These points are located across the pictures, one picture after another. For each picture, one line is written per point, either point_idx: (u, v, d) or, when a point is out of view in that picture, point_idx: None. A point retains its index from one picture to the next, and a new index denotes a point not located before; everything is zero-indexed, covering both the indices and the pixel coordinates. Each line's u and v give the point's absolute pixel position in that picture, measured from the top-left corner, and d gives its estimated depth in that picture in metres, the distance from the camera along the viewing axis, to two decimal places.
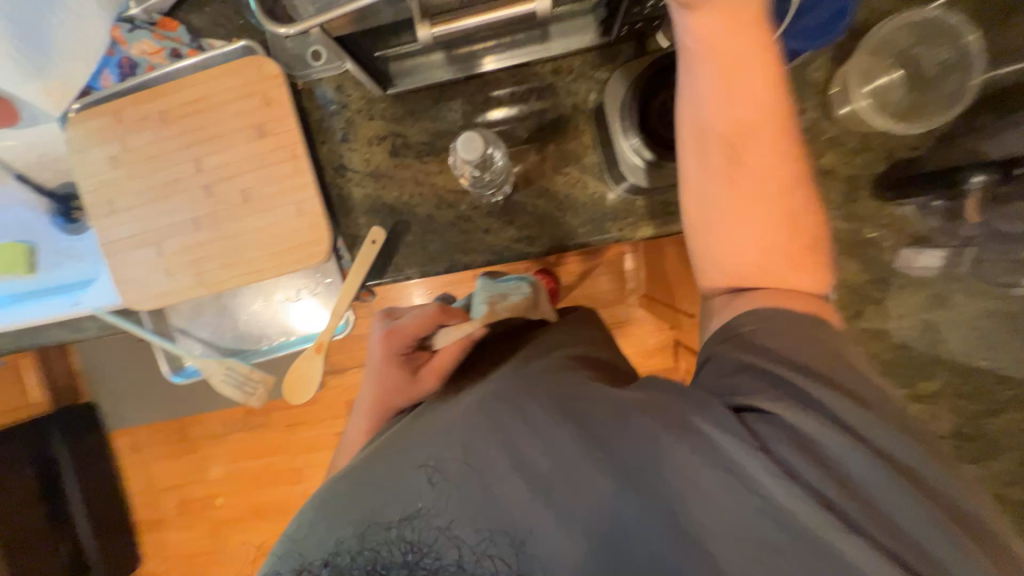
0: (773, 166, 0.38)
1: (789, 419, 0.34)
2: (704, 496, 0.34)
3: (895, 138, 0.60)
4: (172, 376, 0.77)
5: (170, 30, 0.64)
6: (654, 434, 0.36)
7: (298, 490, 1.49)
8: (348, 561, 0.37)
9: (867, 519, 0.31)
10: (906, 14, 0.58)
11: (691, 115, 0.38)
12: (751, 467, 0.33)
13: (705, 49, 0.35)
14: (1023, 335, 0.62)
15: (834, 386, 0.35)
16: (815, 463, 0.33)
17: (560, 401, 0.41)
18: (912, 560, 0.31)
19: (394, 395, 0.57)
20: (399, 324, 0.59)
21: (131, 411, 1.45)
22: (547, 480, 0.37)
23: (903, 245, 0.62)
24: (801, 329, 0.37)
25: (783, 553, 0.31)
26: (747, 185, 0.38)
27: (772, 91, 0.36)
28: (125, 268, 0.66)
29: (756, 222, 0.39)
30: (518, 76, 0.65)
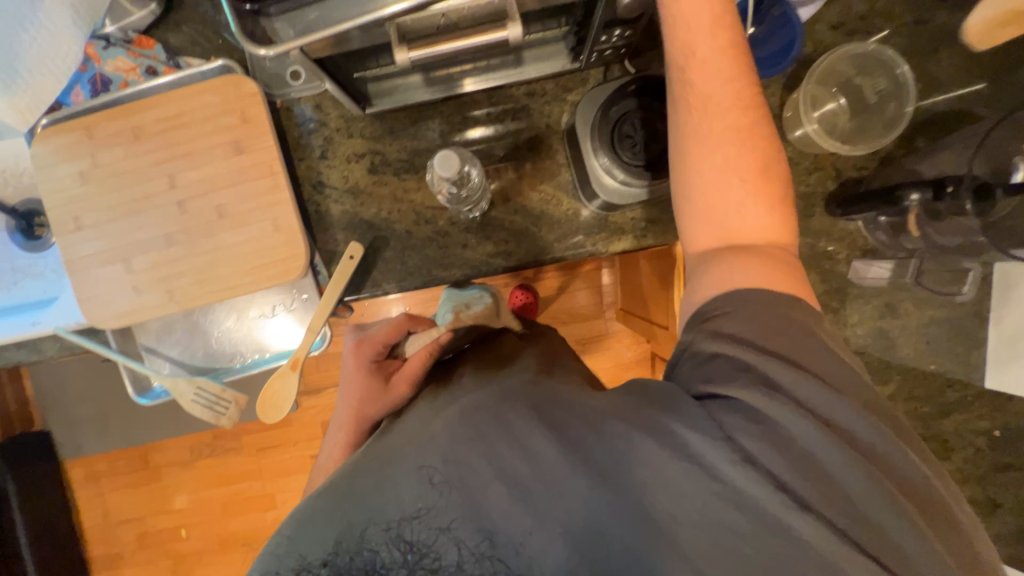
0: (749, 129, 0.47)
1: (751, 404, 0.39)
2: (673, 488, 0.38)
3: (842, 159, 0.66)
4: (137, 398, 0.74)
5: (146, 49, 0.66)
6: (627, 435, 0.40)
7: (270, 518, 1.43)
8: (347, 561, 0.40)
9: (813, 496, 0.37)
10: (846, 47, 0.62)
11: (683, 85, 0.48)
12: (714, 456, 0.38)
13: (693, 30, 0.46)
14: (968, 341, 0.66)
15: (795, 367, 0.41)
16: (772, 448, 0.38)
17: (539, 407, 0.44)
18: (853, 527, 0.37)
19: (365, 405, 0.58)
20: (368, 334, 0.63)
21: (89, 438, 1.37)
22: (530, 482, 0.40)
23: (854, 257, 0.67)
24: (766, 320, 0.43)
25: (740, 533, 0.37)
26: (730, 142, 0.47)
27: (743, 72, 0.47)
28: (90, 285, 0.64)
29: (738, 175, 0.46)
30: (494, 98, 0.68)
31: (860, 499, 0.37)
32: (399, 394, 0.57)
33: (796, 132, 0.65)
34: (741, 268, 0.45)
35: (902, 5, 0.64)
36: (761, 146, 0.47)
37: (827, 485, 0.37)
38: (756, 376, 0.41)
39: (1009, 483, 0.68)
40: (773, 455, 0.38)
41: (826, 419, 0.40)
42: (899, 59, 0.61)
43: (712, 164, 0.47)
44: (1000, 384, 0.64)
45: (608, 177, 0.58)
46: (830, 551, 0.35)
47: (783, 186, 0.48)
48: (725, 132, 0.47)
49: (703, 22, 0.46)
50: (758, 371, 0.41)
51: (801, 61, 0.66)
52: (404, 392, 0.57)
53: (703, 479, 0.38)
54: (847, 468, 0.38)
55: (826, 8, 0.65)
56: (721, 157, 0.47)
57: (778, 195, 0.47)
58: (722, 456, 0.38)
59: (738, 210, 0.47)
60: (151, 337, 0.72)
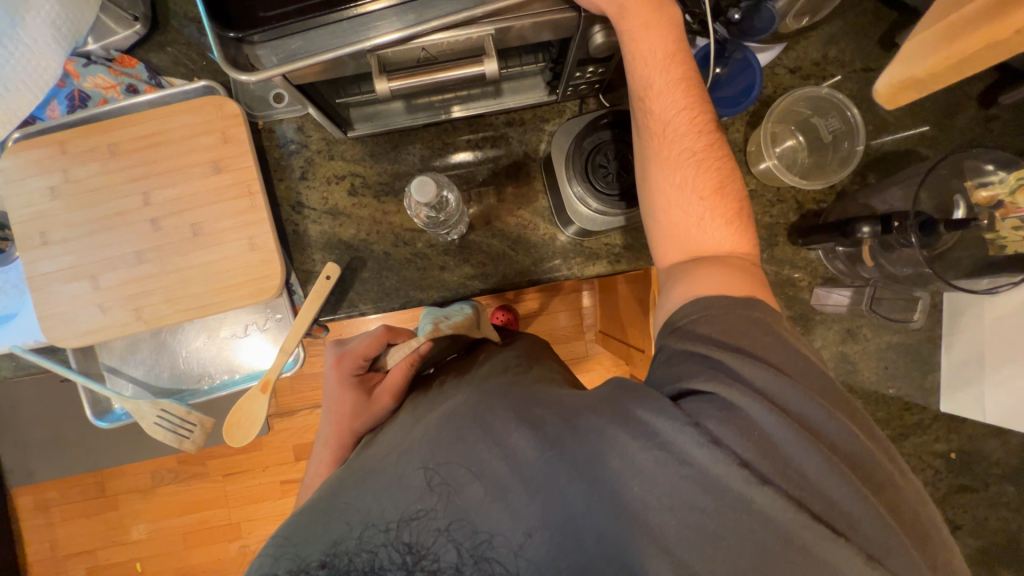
0: (705, 152, 0.51)
1: (722, 395, 0.42)
2: (646, 475, 0.40)
3: (802, 192, 0.70)
4: (96, 421, 0.71)
5: (128, 68, 0.66)
6: (602, 427, 0.42)
7: (235, 548, 1.36)
8: (347, 562, 0.40)
9: (777, 475, 0.40)
10: (802, 90, 0.66)
11: (643, 116, 0.51)
12: (682, 441, 0.40)
13: (648, 65, 0.49)
14: (920, 364, 0.70)
15: (759, 359, 0.44)
16: (736, 433, 0.41)
17: (516, 405, 0.46)
18: (815, 505, 0.40)
19: (349, 419, 0.56)
20: (349, 348, 0.62)
21: (41, 465, 1.29)
22: (507, 478, 0.42)
23: (816, 285, 0.71)
24: (730, 322, 0.46)
25: (708, 512, 0.39)
26: (687, 168, 0.51)
27: (697, 99, 0.51)
28: (52, 303, 0.62)
29: (697, 197, 0.51)
30: (474, 125, 0.70)
31: (816, 479, 0.40)
32: (384, 406, 0.57)
33: (760, 165, 0.68)
34: (706, 275, 0.49)
35: (851, 54, 0.70)
36: (715, 169, 0.51)
37: (784, 464, 0.40)
38: (720, 370, 0.43)
39: (966, 503, 0.71)
40: (738, 441, 0.40)
41: (783, 408, 0.43)
42: (850, 103, 0.66)
43: (673, 189, 0.50)
44: (953, 407, 0.68)
45: (582, 205, 0.61)
46: (788, 527, 0.38)
47: (739, 203, 0.52)
48: (683, 159, 0.50)
49: (658, 59, 0.49)
50: (721, 368, 0.44)
51: (762, 101, 0.70)
52: (387, 404, 0.57)
53: (674, 466, 0.40)
54: (802, 450, 0.40)
55: (785, 54, 0.70)
56: (681, 182, 0.50)
57: (735, 213, 0.51)
58: (691, 441, 0.40)
59: (699, 227, 0.51)
60: (114, 357, 0.70)
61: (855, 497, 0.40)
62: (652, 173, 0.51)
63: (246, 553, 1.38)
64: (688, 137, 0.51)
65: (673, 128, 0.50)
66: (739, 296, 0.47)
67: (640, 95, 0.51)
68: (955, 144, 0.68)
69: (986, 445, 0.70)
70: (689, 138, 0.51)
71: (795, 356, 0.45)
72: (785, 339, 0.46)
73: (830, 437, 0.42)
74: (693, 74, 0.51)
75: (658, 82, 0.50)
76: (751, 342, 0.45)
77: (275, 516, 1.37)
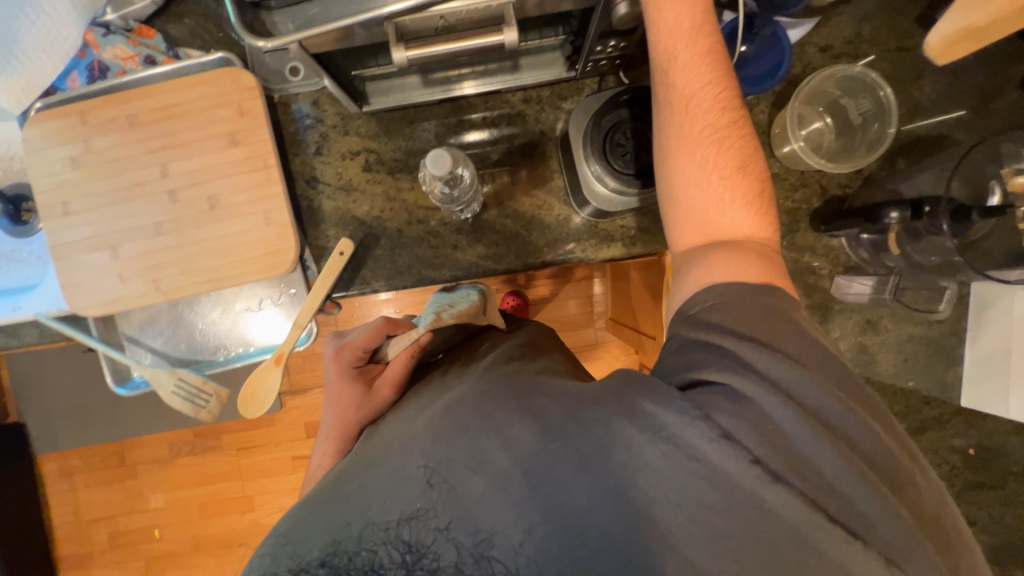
0: (728, 129, 0.49)
1: (733, 386, 0.42)
2: (653, 469, 0.40)
3: (827, 176, 0.68)
4: (115, 388, 0.72)
5: (146, 38, 0.66)
6: (606, 419, 0.42)
7: (248, 520, 1.40)
8: (346, 561, 0.40)
9: (791, 473, 0.39)
10: (832, 68, 0.63)
11: (665, 91, 0.50)
12: (690, 435, 0.40)
13: (672, 38, 0.48)
14: (942, 357, 0.68)
15: (775, 349, 0.43)
16: (749, 429, 0.40)
17: (519, 396, 0.46)
18: (830, 502, 0.39)
19: (350, 411, 0.58)
20: (347, 341, 0.62)
21: (66, 433, 1.35)
22: (511, 470, 0.41)
23: (837, 273, 0.69)
24: (748, 309, 0.45)
25: (716, 510, 0.38)
26: (710, 145, 0.49)
27: (722, 73, 0.49)
28: (73, 272, 0.63)
29: (718, 175, 0.49)
30: (490, 102, 0.69)
31: (831, 476, 0.40)
32: (384, 398, 0.58)
33: (784, 148, 0.66)
34: (727, 261, 0.47)
35: (886, 31, 0.67)
36: (738, 147, 0.49)
37: (797, 460, 0.40)
38: (733, 360, 0.43)
39: (983, 501, 0.69)
40: (750, 435, 0.40)
41: (798, 400, 0.42)
42: (883, 81, 0.62)
43: (692, 168, 0.49)
44: (974, 402, 0.66)
45: (599, 184, 0.59)
46: (800, 524, 0.38)
47: (761, 183, 0.50)
48: (704, 136, 0.49)
49: (684, 31, 0.48)
50: (734, 357, 0.43)
51: (789, 80, 0.67)
52: (388, 395, 0.58)
53: (682, 460, 0.39)
54: (815, 445, 0.40)
55: (815, 31, 0.67)
56: (702, 160, 0.49)
57: (756, 194, 0.50)
58: (700, 436, 0.39)
59: (718, 210, 0.49)
60: (133, 326, 0.71)
61: (873, 496, 0.40)
62: (672, 151, 0.50)
63: (258, 525, 1.42)
64: (711, 113, 0.49)
65: (696, 103, 0.49)
66: (756, 282, 0.46)
67: (664, 69, 0.49)
68: (993, 128, 0.65)
69: (1007, 442, 0.68)
70: (712, 114, 0.49)
71: (813, 344, 0.44)
72: (803, 327, 0.45)
73: (845, 426, 0.42)
74: (719, 48, 0.49)
75: (682, 55, 0.48)
76: (767, 331, 0.44)
77: (286, 491, 1.40)
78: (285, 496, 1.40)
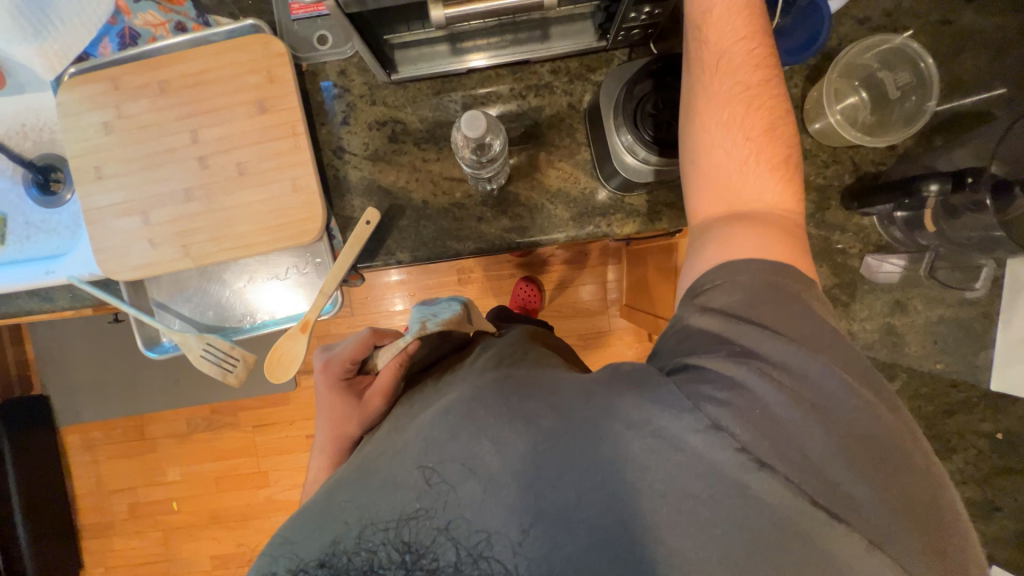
0: (759, 88, 0.48)
1: (721, 371, 0.42)
2: (639, 463, 0.40)
3: (862, 152, 0.66)
4: (146, 352, 0.73)
5: (176, 5, 0.66)
6: (594, 419, 0.42)
7: (263, 496, 1.43)
8: (347, 561, 0.41)
9: (779, 460, 0.39)
10: (872, 39, 0.62)
11: (698, 47, 0.49)
12: (678, 427, 0.40)
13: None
14: (973, 340, 0.67)
15: (779, 334, 0.43)
16: (739, 418, 0.40)
17: (507, 399, 0.45)
18: (816, 489, 0.39)
19: (345, 422, 0.62)
20: (335, 354, 0.66)
21: (91, 405, 1.40)
22: (500, 474, 0.42)
23: (867, 253, 0.67)
24: (755, 291, 0.45)
25: (700, 499, 0.39)
26: (739, 103, 0.48)
27: (757, 31, 0.48)
28: (106, 236, 0.65)
29: (745, 137, 0.48)
30: (517, 74, 0.68)
31: (818, 458, 0.40)
32: (374, 408, 0.61)
33: (816, 124, 0.65)
34: (744, 236, 0.47)
35: (928, 3, 0.65)
36: (766, 109, 0.48)
37: (784, 443, 0.40)
38: (736, 346, 0.44)
39: (1010, 487, 0.68)
40: (739, 423, 0.40)
41: (798, 384, 0.42)
42: (926, 53, 0.60)
43: (718, 127, 0.48)
44: (1005, 386, 0.65)
45: (630, 155, 0.59)
46: (784, 510, 0.38)
47: (788, 149, 0.49)
48: (733, 93, 0.48)
49: None
50: (734, 343, 0.44)
51: (825, 54, 0.66)
52: (378, 404, 0.61)
53: (669, 452, 0.40)
54: (804, 429, 0.40)
55: (853, 3, 0.65)
56: (729, 119, 0.48)
57: (782, 159, 0.48)
58: (688, 427, 0.40)
59: (740, 173, 0.48)
60: (163, 292, 0.72)
61: (859, 478, 0.39)
62: (699, 107, 0.48)
63: (272, 502, 1.45)
64: (743, 71, 0.48)
65: (729, 59, 0.48)
66: (770, 261, 0.46)
67: (697, 24, 0.49)
68: None
69: None
70: (744, 72, 0.48)
71: (822, 326, 0.44)
72: (812, 309, 0.45)
73: (837, 409, 0.41)
74: (756, 5, 0.48)
75: (718, 9, 0.48)
76: (773, 313, 0.44)
77: (300, 468, 1.43)
78: (299, 474, 1.43)
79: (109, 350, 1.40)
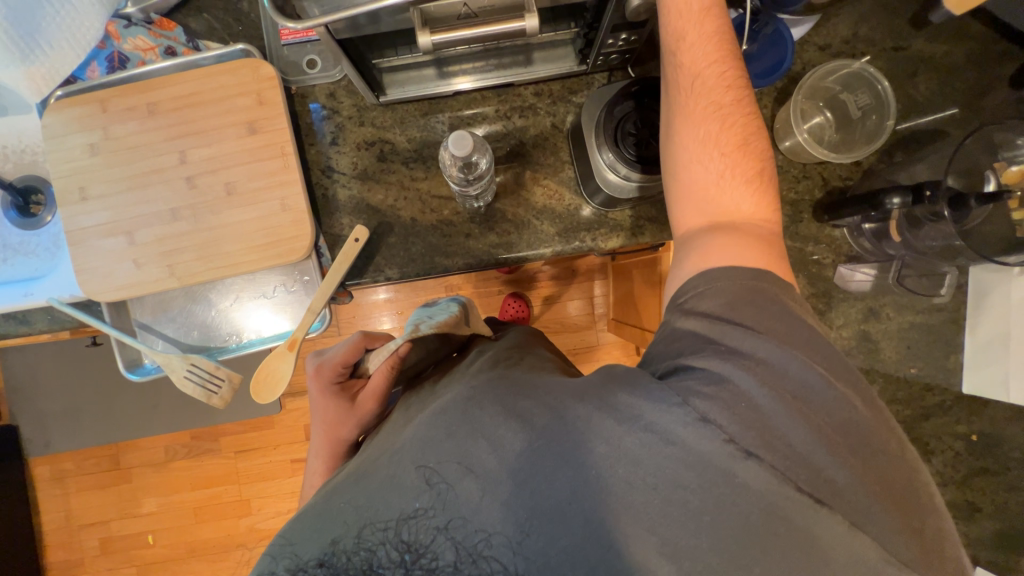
0: (732, 107, 0.51)
1: (710, 368, 0.43)
2: (630, 457, 0.40)
3: (829, 169, 0.70)
4: (127, 373, 0.72)
5: (166, 30, 0.68)
6: (588, 415, 0.42)
7: (244, 525, 1.38)
8: (346, 560, 0.41)
9: (765, 451, 0.40)
10: (831, 64, 0.66)
11: (674, 71, 0.52)
12: (666, 421, 0.41)
13: (681, 21, 0.50)
14: (943, 343, 0.70)
15: (760, 333, 0.45)
16: (725, 410, 0.41)
17: (504, 399, 0.45)
18: (800, 477, 0.40)
19: (338, 426, 0.62)
20: (327, 358, 0.64)
21: (63, 435, 1.35)
22: (497, 470, 0.42)
23: (840, 262, 0.71)
24: (735, 292, 0.47)
25: (690, 490, 0.39)
26: (714, 122, 0.50)
27: (728, 55, 0.51)
28: (89, 257, 0.64)
29: (721, 153, 0.50)
30: (502, 96, 0.71)
31: (802, 449, 0.41)
32: (367, 410, 0.61)
33: (786, 142, 0.69)
34: (722, 243, 0.49)
35: (882, 32, 0.70)
36: (740, 125, 0.51)
37: (768, 433, 0.41)
38: (721, 346, 0.45)
39: (985, 486, 0.70)
40: (724, 415, 0.41)
41: (779, 378, 0.43)
42: (882, 76, 0.65)
43: (696, 143, 0.50)
44: (975, 388, 0.68)
45: (611, 172, 0.61)
46: (770, 495, 0.39)
47: (762, 162, 0.51)
48: (708, 111, 0.50)
49: (693, 13, 0.50)
50: (721, 342, 0.45)
51: (790, 77, 0.70)
52: (370, 407, 0.61)
53: (659, 445, 0.40)
54: (787, 418, 0.41)
55: (815, 31, 0.70)
56: (705, 136, 0.50)
57: (756, 171, 0.51)
58: (678, 420, 0.41)
59: (710, 182, 0.50)
60: (146, 312, 0.71)
61: (839, 464, 0.41)
62: (677, 126, 0.51)
63: (253, 532, 1.39)
64: (716, 93, 0.51)
65: (703, 82, 0.51)
66: (747, 266, 0.48)
67: (672, 52, 0.52)
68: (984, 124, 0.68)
69: (1009, 429, 0.69)
70: (717, 93, 0.51)
71: (800, 325, 0.46)
72: (790, 308, 0.46)
73: (817, 400, 0.43)
74: (726, 32, 0.51)
75: (690, 37, 0.50)
76: (755, 315, 0.46)
77: (284, 494, 1.38)
78: (283, 501, 1.38)
79: (85, 376, 1.35)
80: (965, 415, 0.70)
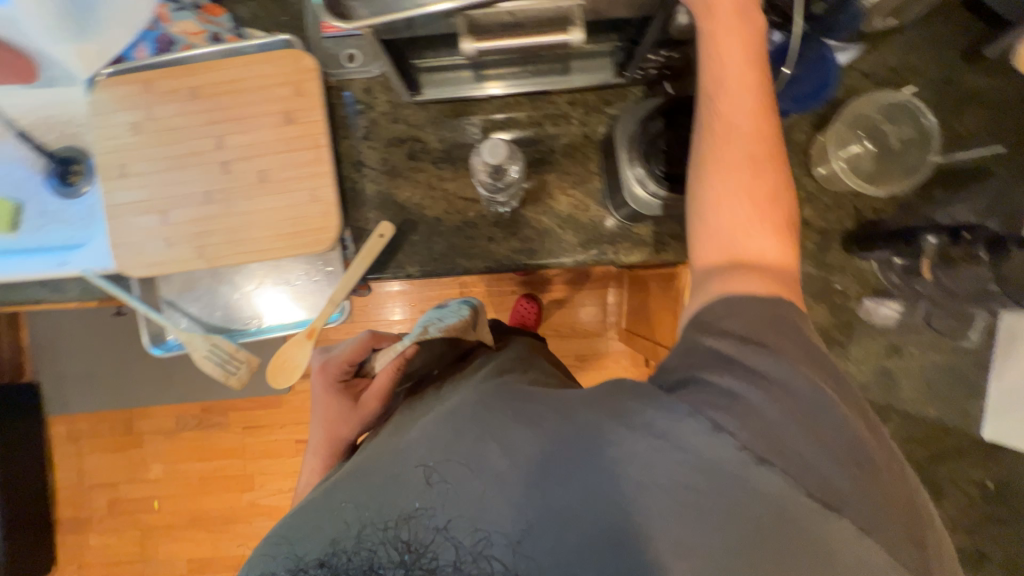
0: (763, 146, 0.50)
1: (726, 381, 0.42)
2: (641, 461, 0.40)
3: (863, 199, 0.68)
4: (151, 348, 0.74)
5: (214, 16, 0.70)
6: (598, 421, 0.43)
7: (246, 500, 1.41)
8: (346, 560, 0.41)
9: (778, 457, 0.40)
10: (874, 95, 0.66)
11: (709, 103, 0.51)
12: (680, 429, 0.40)
13: (721, 52, 0.49)
14: (965, 386, 0.68)
15: (777, 354, 0.44)
16: (739, 420, 0.40)
17: (513, 405, 0.47)
18: (811, 484, 0.40)
19: (338, 425, 0.63)
20: (332, 356, 0.67)
21: (81, 397, 1.39)
22: (503, 470, 0.42)
23: (865, 295, 0.69)
24: (755, 313, 0.45)
25: (702, 492, 0.39)
26: (743, 160, 0.50)
27: (762, 94, 0.50)
28: (124, 232, 0.66)
29: (748, 189, 0.49)
30: (535, 103, 0.71)
31: (812, 457, 0.40)
32: (370, 409, 0.62)
33: (819, 168, 0.68)
34: (746, 268, 0.48)
35: (931, 63, 0.68)
36: (769, 167, 0.50)
37: (782, 444, 0.40)
38: (738, 365, 0.43)
39: (995, 535, 0.69)
40: (738, 423, 0.40)
41: (795, 396, 0.42)
42: (925, 111, 0.65)
43: (724, 177, 0.50)
44: (995, 434, 0.66)
45: (640, 187, 0.60)
46: (782, 501, 0.39)
47: (787, 205, 0.51)
48: (739, 147, 0.50)
49: (735, 45, 0.49)
50: (736, 362, 0.43)
51: (832, 103, 0.69)
52: (373, 407, 0.62)
53: (670, 451, 0.40)
54: (800, 432, 0.41)
55: (861, 57, 0.68)
56: (733, 171, 0.50)
57: (780, 213, 0.50)
58: (690, 429, 0.40)
59: (729, 201, 0.50)
60: (173, 290, 0.73)
61: (849, 474, 0.40)
62: (707, 157, 0.50)
63: (254, 507, 1.42)
64: (749, 130, 0.50)
65: (736, 118, 0.50)
66: (773, 294, 0.47)
67: (710, 82, 0.51)
68: None
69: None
70: (749, 131, 0.50)
71: (816, 348, 0.45)
72: (806, 331, 0.46)
73: (827, 422, 0.41)
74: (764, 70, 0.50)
75: (729, 70, 0.50)
76: (776, 335, 0.44)
77: (286, 473, 1.41)
78: (285, 479, 1.41)
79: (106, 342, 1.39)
80: (981, 460, 0.69)
